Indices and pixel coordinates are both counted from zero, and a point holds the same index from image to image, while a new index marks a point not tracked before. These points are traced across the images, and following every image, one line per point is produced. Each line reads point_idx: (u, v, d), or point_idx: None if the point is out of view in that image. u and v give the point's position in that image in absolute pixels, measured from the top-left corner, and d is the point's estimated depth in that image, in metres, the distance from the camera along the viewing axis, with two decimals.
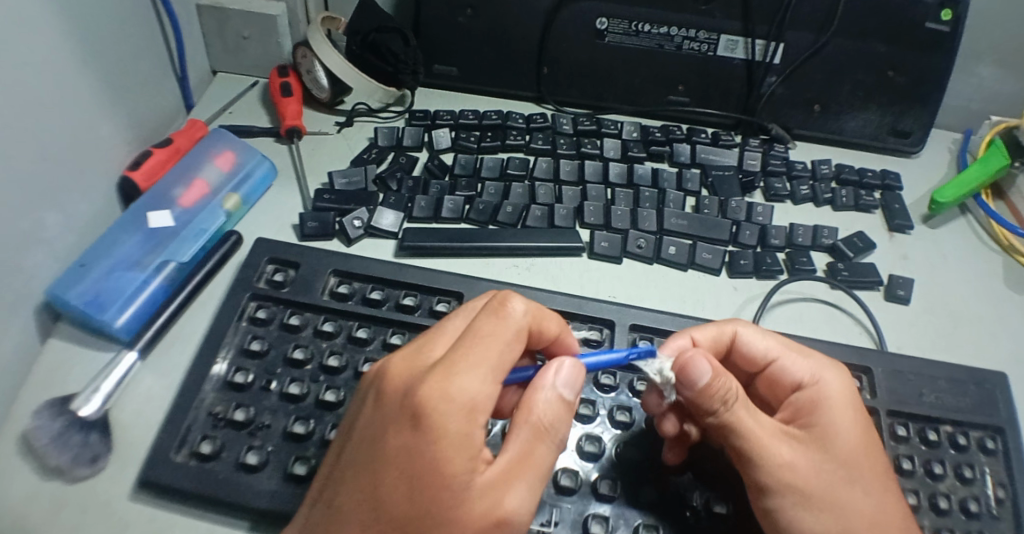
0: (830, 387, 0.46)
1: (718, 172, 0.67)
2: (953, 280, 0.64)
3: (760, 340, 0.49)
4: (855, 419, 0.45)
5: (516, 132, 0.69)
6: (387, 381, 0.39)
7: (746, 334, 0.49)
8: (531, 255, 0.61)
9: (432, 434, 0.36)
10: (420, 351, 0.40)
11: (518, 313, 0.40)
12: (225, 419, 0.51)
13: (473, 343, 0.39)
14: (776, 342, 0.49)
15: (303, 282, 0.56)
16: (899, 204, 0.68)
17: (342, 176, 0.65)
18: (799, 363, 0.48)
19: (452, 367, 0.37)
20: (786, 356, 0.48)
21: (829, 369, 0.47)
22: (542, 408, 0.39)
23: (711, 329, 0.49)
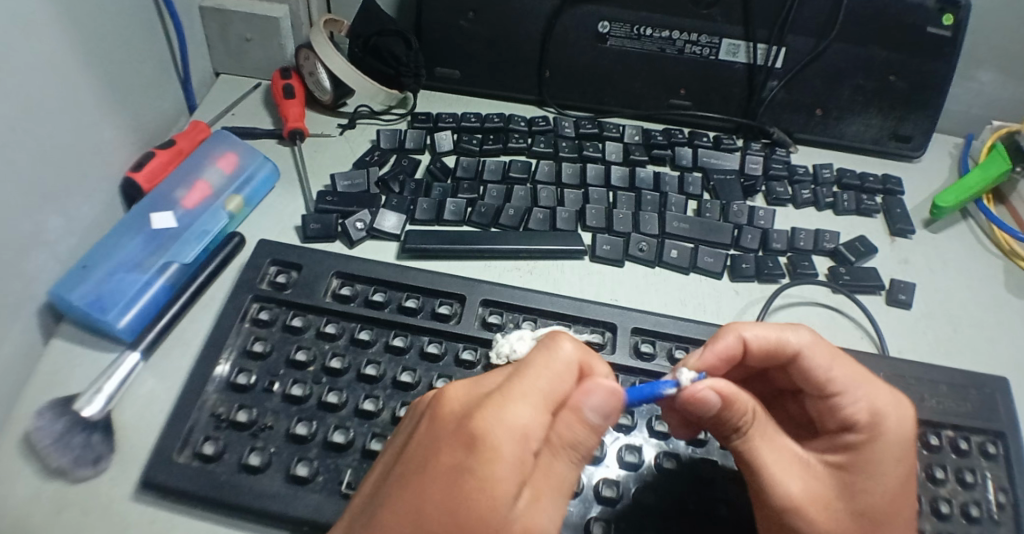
0: (884, 429, 0.44)
1: (719, 176, 0.67)
2: (954, 285, 0.65)
3: (822, 360, 0.46)
4: (898, 467, 0.44)
5: (518, 135, 0.70)
6: (442, 404, 0.38)
7: (812, 351, 0.46)
8: (532, 258, 0.61)
9: (486, 459, 0.35)
10: (475, 380, 0.40)
11: (572, 348, 0.40)
12: (227, 419, 0.51)
13: (527, 374, 0.38)
14: (841, 368, 0.46)
15: (305, 283, 0.56)
16: (900, 209, 0.68)
17: (344, 179, 0.65)
18: (859, 396, 0.45)
19: (507, 396, 0.37)
20: (848, 386, 0.46)
21: (891, 406, 0.45)
22: (579, 440, 0.39)
23: (769, 338, 0.46)
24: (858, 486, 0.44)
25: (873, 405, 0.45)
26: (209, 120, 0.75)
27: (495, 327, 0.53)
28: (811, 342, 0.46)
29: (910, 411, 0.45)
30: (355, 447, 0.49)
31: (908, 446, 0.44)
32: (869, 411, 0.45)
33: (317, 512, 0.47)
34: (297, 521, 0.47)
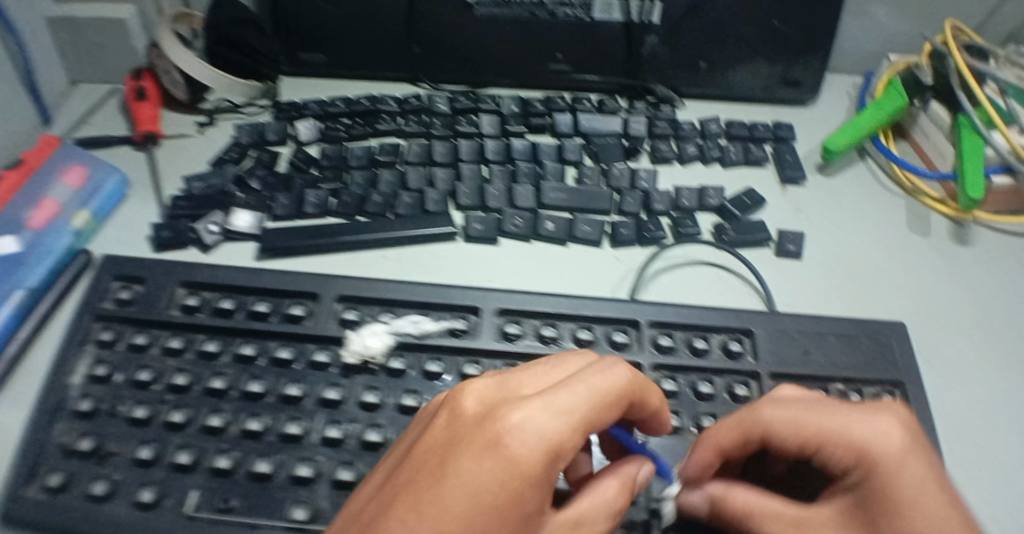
0: (867, 443, 0.38)
1: (599, 139, 0.64)
2: (851, 229, 0.61)
3: (784, 432, 0.40)
4: (931, 498, 0.36)
5: (387, 116, 0.65)
6: (460, 401, 0.36)
7: (765, 422, 0.40)
8: (400, 245, 0.57)
9: (479, 501, 0.32)
10: (512, 384, 0.37)
11: (623, 377, 0.37)
12: (71, 448, 0.46)
13: (571, 387, 0.35)
14: (795, 404, 0.40)
15: (146, 298, 0.52)
16: (790, 156, 0.65)
17: (198, 180, 0.61)
18: (835, 428, 0.38)
19: (533, 416, 0.34)
20: (815, 419, 0.39)
21: (861, 421, 0.38)
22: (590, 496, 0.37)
23: (731, 436, 0.41)
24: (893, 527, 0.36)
25: (841, 423, 0.38)
26: (62, 132, 0.70)
27: (352, 324, 0.49)
28: (774, 416, 0.40)
29: (881, 426, 0.38)
30: (204, 467, 0.44)
31: (901, 463, 0.37)
32: (838, 429, 0.38)
33: None
34: None
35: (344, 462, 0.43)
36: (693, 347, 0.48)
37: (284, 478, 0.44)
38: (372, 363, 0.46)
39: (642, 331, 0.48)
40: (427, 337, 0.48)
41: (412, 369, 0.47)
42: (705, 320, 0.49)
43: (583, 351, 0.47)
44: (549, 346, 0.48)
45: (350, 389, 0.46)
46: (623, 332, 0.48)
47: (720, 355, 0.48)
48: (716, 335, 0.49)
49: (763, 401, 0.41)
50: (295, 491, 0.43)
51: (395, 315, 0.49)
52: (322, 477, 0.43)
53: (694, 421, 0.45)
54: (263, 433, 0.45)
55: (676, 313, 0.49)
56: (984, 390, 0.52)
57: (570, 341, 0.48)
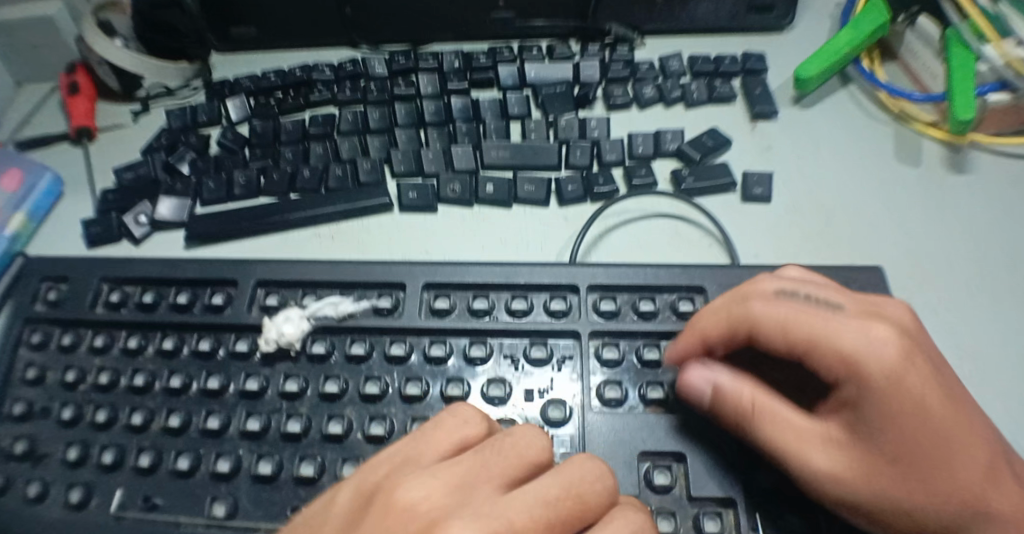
0: (853, 352, 0.36)
1: (548, 90, 0.59)
2: (825, 167, 0.57)
3: (772, 329, 0.38)
4: (932, 385, 0.36)
5: (321, 85, 0.61)
6: (397, 492, 0.33)
7: (754, 319, 0.39)
8: (334, 220, 0.54)
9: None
10: (468, 476, 0.34)
11: (601, 495, 0.34)
12: (2, 453, 0.44)
13: (537, 509, 0.32)
14: (828, 295, 0.39)
15: (71, 296, 0.49)
16: (760, 88, 0.59)
17: (127, 170, 0.58)
18: (824, 338, 0.37)
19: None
20: (808, 327, 0.37)
21: (853, 329, 0.37)
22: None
23: (720, 330, 0.40)
24: (905, 455, 0.36)
25: (826, 327, 0.37)
26: (5, 136, 0.65)
27: (272, 310, 0.46)
28: (765, 309, 0.39)
29: (874, 334, 0.37)
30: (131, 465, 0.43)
31: (898, 375, 0.36)
32: (825, 336, 0.37)
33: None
34: None
35: (264, 455, 0.41)
36: (638, 311, 0.44)
37: (206, 473, 0.42)
38: (291, 350, 0.44)
39: (582, 296, 0.44)
40: (349, 318, 0.45)
41: (335, 353, 0.44)
42: (655, 277, 0.45)
43: (516, 322, 0.44)
44: (480, 320, 0.44)
45: (272, 378, 0.44)
46: (561, 299, 0.44)
47: (670, 317, 0.44)
48: (664, 295, 0.45)
49: (752, 298, 0.40)
50: (216, 487, 0.41)
51: (318, 298, 0.46)
52: (243, 471, 0.41)
53: (638, 390, 0.42)
54: (184, 429, 0.43)
55: (618, 274, 0.45)
56: (962, 331, 0.49)
57: (504, 313, 0.44)
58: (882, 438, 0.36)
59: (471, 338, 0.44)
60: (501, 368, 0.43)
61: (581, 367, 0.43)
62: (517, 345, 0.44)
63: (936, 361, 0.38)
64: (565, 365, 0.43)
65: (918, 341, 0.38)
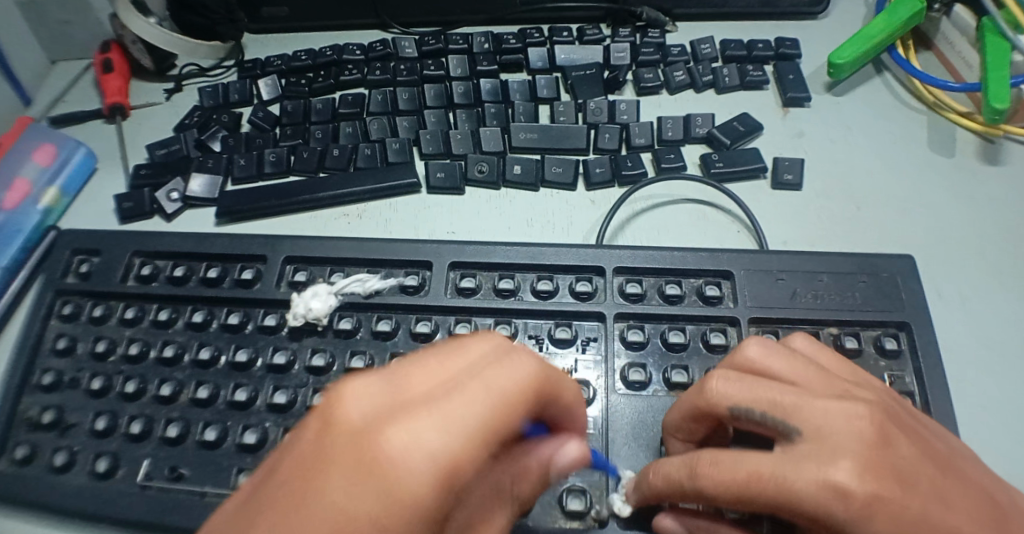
0: (825, 491, 0.31)
1: (578, 72, 0.58)
2: (858, 154, 0.56)
3: (726, 494, 0.33)
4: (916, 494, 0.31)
5: (352, 66, 0.61)
6: (332, 410, 0.29)
7: (704, 486, 0.34)
8: (362, 200, 0.54)
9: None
10: (395, 378, 0.30)
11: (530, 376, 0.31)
12: (34, 421, 0.46)
13: (468, 391, 0.29)
14: (780, 406, 0.34)
15: (103, 270, 0.50)
16: (793, 74, 0.58)
17: (160, 147, 0.59)
18: (782, 494, 0.31)
19: (425, 438, 0.27)
20: (757, 479, 0.32)
21: (805, 479, 0.31)
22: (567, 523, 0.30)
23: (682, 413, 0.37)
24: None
25: (781, 483, 0.32)
26: (40, 114, 0.66)
27: (301, 286, 0.46)
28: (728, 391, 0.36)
29: (834, 479, 0.31)
30: (158, 435, 0.44)
31: (869, 516, 0.30)
32: (784, 494, 0.31)
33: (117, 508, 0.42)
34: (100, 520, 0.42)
35: (290, 428, 0.42)
36: (665, 295, 0.43)
37: (231, 444, 0.42)
38: (318, 326, 0.45)
39: (608, 279, 0.44)
40: (375, 296, 0.45)
41: (361, 329, 0.44)
42: (681, 261, 0.45)
43: (541, 303, 0.44)
44: (506, 300, 0.44)
45: (299, 353, 0.44)
46: (587, 281, 0.44)
47: (696, 301, 0.44)
48: (691, 279, 0.44)
49: (714, 378, 0.36)
50: (241, 458, 0.42)
51: (345, 275, 0.47)
52: (268, 444, 0.42)
53: (663, 373, 0.42)
54: (211, 400, 0.44)
55: (644, 257, 0.45)
56: (995, 323, 0.48)
57: (530, 293, 0.44)
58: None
59: (496, 318, 0.44)
60: (525, 348, 0.43)
61: (606, 348, 0.42)
62: (541, 326, 0.44)
63: (913, 466, 0.32)
64: (589, 346, 0.43)
65: (887, 461, 0.31)
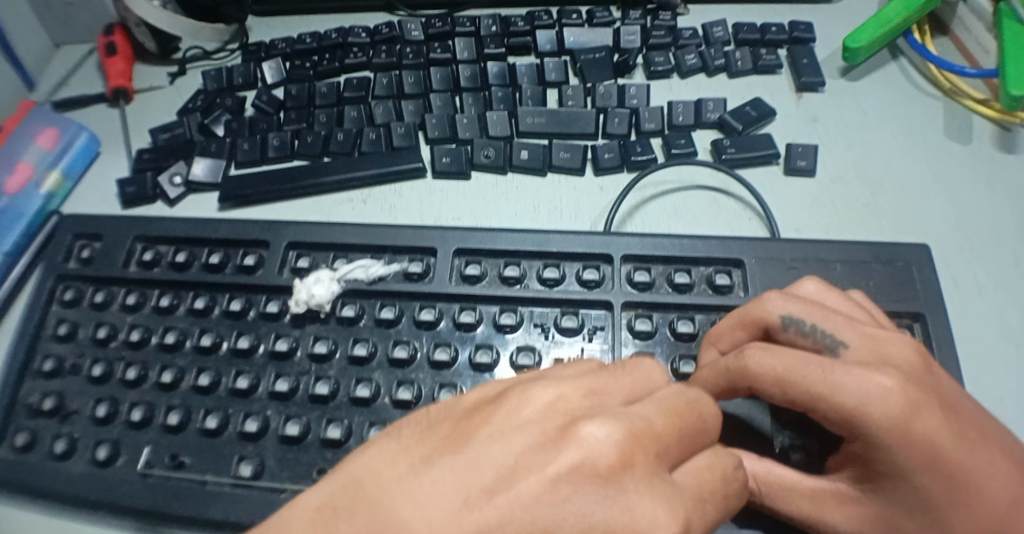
0: (860, 411, 0.32)
1: (588, 56, 0.57)
2: (873, 141, 0.54)
3: (770, 385, 0.35)
4: (944, 418, 0.33)
5: (357, 49, 0.60)
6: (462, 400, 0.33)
7: (751, 374, 0.35)
8: (366, 185, 0.54)
9: (521, 488, 0.28)
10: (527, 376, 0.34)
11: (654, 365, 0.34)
12: (36, 407, 0.45)
13: (605, 373, 0.33)
14: (832, 324, 0.36)
15: (104, 254, 0.49)
16: (808, 58, 0.57)
17: (163, 131, 0.59)
18: (823, 392, 0.33)
19: (539, 389, 0.32)
20: (802, 376, 0.34)
21: (851, 380, 0.33)
22: (696, 472, 0.32)
23: (720, 378, 0.36)
24: (920, 501, 0.33)
25: (825, 379, 0.33)
26: (43, 98, 0.66)
27: (303, 272, 0.46)
28: (762, 354, 0.35)
29: (877, 385, 0.32)
30: (160, 422, 0.43)
31: (907, 425, 0.32)
32: (824, 392, 0.33)
33: (119, 494, 0.41)
34: (103, 506, 0.42)
35: (292, 416, 0.41)
36: (673, 283, 0.43)
37: (233, 432, 0.42)
38: (321, 312, 0.44)
39: (616, 267, 0.43)
40: (379, 282, 0.44)
41: (364, 316, 0.44)
42: (691, 247, 0.44)
43: (547, 291, 0.43)
44: (511, 288, 0.43)
45: (301, 339, 0.44)
46: (594, 269, 0.44)
47: (706, 290, 0.43)
48: (700, 267, 0.43)
49: (752, 346, 0.36)
50: (243, 446, 0.41)
51: (348, 261, 0.46)
52: (270, 432, 0.42)
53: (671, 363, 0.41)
54: (214, 388, 0.43)
55: (654, 245, 0.44)
56: (1013, 313, 0.46)
57: (536, 281, 0.43)
58: (895, 490, 0.33)
59: (502, 305, 0.43)
60: (531, 337, 0.42)
61: (613, 337, 0.42)
62: (548, 314, 0.43)
63: (951, 396, 0.34)
64: (596, 335, 0.42)
65: (929, 385, 0.34)
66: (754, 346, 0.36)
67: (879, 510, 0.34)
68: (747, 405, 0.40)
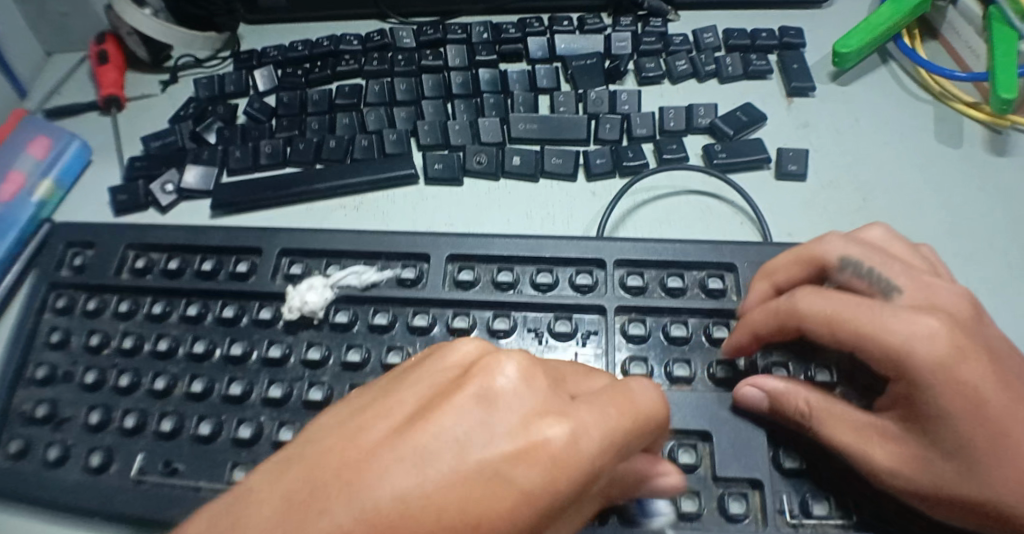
0: (909, 345, 0.34)
1: (579, 62, 0.57)
2: (864, 145, 0.55)
3: (820, 323, 0.37)
4: (983, 360, 0.34)
5: (349, 57, 0.60)
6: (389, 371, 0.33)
7: (801, 313, 0.38)
8: (359, 191, 0.54)
9: (431, 420, 0.28)
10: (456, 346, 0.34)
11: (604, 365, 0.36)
12: (27, 415, 0.45)
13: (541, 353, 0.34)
14: (892, 270, 0.39)
15: (97, 261, 0.49)
16: (798, 64, 0.57)
17: (156, 139, 0.58)
18: (870, 328, 0.35)
19: (462, 342, 0.32)
20: (853, 316, 0.36)
21: (899, 321, 0.35)
22: (602, 398, 0.30)
23: (763, 323, 0.39)
24: (961, 443, 0.34)
25: (874, 318, 0.35)
26: (35, 106, 0.65)
27: (296, 279, 0.46)
28: (811, 297, 0.38)
29: (924, 325, 0.34)
30: (152, 430, 0.43)
31: (948, 359, 0.34)
32: (871, 329, 0.35)
33: (111, 503, 0.41)
34: (95, 515, 0.41)
35: (286, 422, 0.41)
36: (667, 287, 0.43)
37: (226, 439, 0.42)
38: (314, 319, 0.44)
39: (609, 271, 0.43)
40: (372, 288, 0.44)
41: (357, 322, 0.44)
42: (684, 251, 0.44)
43: (540, 295, 0.43)
44: (505, 293, 0.43)
45: (295, 346, 0.44)
46: (587, 274, 0.44)
47: (699, 294, 0.43)
48: (693, 272, 0.44)
49: (802, 291, 0.39)
50: (236, 453, 0.41)
51: (341, 267, 0.46)
52: (264, 438, 0.41)
53: (665, 367, 0.41)
54: (207, 394, 0.43)
55: (647, 249, 0.44)
56: (1006, 315, 0.47)
57: (529, 286, 0.44)
58: (935, 429, 0.34)
59: (495, 311, 0.43)
60: (525, 341, 0.42)
61: (606, 342, 0.42)
62: (541, 319, 0.43)
63: (997, 343, 0.36)
64: (590, 340, 0.42)
65: (979, 330, 0.36)
66: (803, 292, 0.39)
67: (920, 449, 0.35)
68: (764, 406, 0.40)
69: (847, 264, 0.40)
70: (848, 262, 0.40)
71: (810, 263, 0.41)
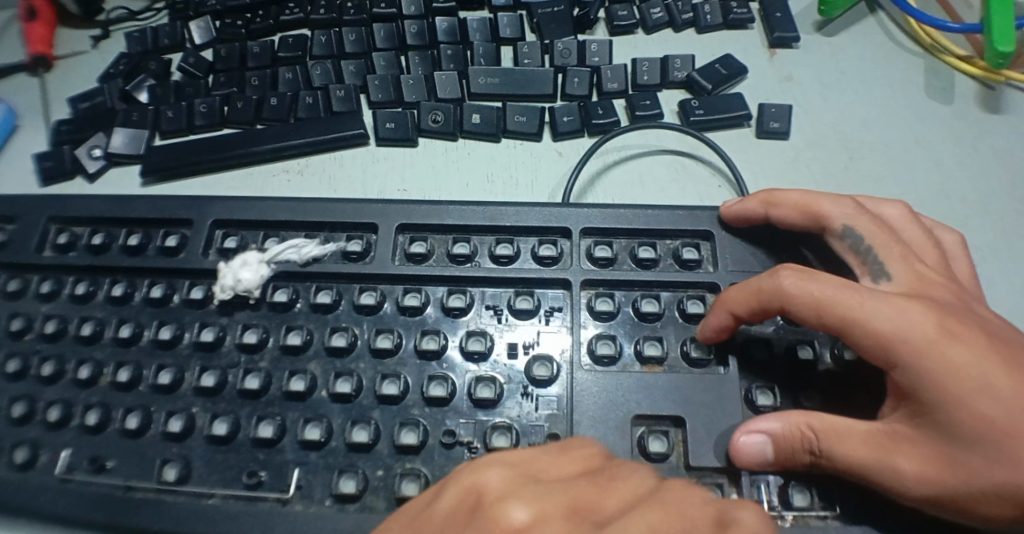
0: (898, 336, 0.32)
1: (546, 9, 0.52)
2: (850, 101, 0.51)
3: (805, 308, 0.35)
4: (980, 344, 0.33)
5: (293, 4, 0.54)
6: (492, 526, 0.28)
7: (787, 294, 0.35)
8: (303, 155, 0.49)
9: None
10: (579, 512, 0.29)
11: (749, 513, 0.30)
12: None
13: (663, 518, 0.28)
14: (887, 254, 0.37)
15: (14, 238, 0.44)
16: (782, 11, 0.53)
17: (83, 99, 0.53)
18: (857, 317, 0.33)
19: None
20: (841, 302, 0.34)
21: (886, 309, 0.33)
22: None
23: (749, 301, 0.35)
24: (976, 430, 0.31)
25: (860, 306, 0.33)
26: None
27: (231, 253, 0.41)
28: (799, 280, 0.35)
29: (914, 315, 0.33)
30: (77, 424, 0.39)
31: (938, 346, 0.32)
32: (859, 319, 0.33)
33: (33, 505, 0.37)
34: (19, 515, 0.37)
35: (220, 414, 0.38)
36: (637, 258, 0.39)
37: (157, 433, 0.38)
38: (251, 298, 0.40)
39: (575, 242, 0.40)
40: (314, 263, 0.40)
41: (298, 301, 0.40)
42: (658, 219, 0.40)
43: (500, 269, 0.39)
44: (461, 267, 0.39)
45: (229, 328, 0.40)
46: (551, 245, 0.40)
47: (672, 265, 0.39)
48: (666, 240, 0.40)
49: (786, 268, 0.36)
50: (167, 448, 0.37)
51: (280, 241, 0.41)
52: (197, 432, 0.38)
53: (635, 346, 0.37)
54: (134, 384, 0.39)
55: (616, 217, 0.40)
56: (995, 280, 0.44)
57: (488, 259, 0.40)
58: (945, 421, 0.32)
59: (450, 286, 0.39)
60: (482, 320, 0.39)
61: (571, 319, 0.38)
62: (501, 295, 0.39)
63: (995, 327, 0.34)
64: (554, 317, 0.39)
65: (973, 316, 0.34)
66: (788, 271, 0.35)
67: (939, 446, 0.32)
68: (759, 397, 0.36)
69: (848, 233, 0.38)
70: (850, 232, 0.38)
71: (810, 218, 0.39)
